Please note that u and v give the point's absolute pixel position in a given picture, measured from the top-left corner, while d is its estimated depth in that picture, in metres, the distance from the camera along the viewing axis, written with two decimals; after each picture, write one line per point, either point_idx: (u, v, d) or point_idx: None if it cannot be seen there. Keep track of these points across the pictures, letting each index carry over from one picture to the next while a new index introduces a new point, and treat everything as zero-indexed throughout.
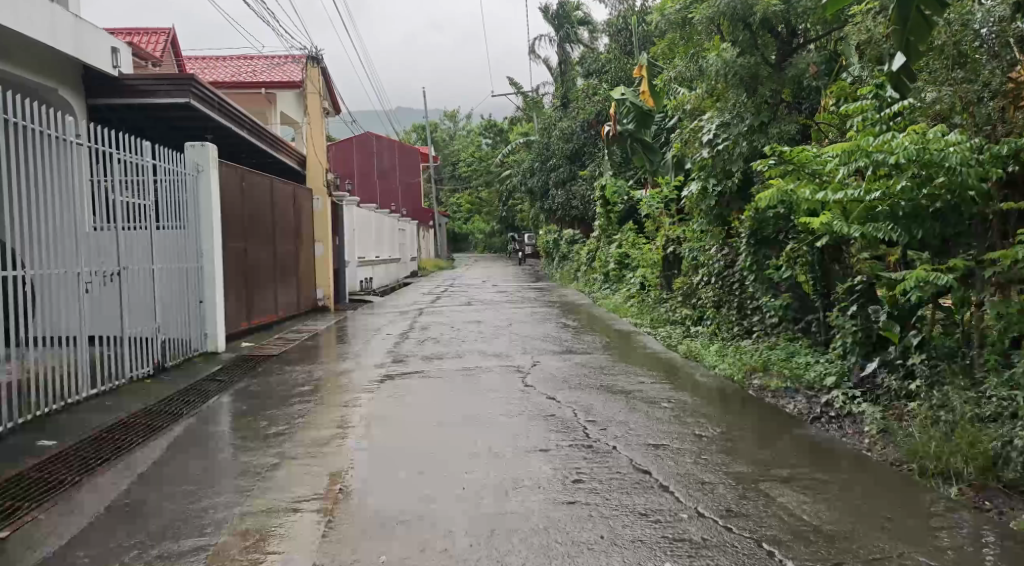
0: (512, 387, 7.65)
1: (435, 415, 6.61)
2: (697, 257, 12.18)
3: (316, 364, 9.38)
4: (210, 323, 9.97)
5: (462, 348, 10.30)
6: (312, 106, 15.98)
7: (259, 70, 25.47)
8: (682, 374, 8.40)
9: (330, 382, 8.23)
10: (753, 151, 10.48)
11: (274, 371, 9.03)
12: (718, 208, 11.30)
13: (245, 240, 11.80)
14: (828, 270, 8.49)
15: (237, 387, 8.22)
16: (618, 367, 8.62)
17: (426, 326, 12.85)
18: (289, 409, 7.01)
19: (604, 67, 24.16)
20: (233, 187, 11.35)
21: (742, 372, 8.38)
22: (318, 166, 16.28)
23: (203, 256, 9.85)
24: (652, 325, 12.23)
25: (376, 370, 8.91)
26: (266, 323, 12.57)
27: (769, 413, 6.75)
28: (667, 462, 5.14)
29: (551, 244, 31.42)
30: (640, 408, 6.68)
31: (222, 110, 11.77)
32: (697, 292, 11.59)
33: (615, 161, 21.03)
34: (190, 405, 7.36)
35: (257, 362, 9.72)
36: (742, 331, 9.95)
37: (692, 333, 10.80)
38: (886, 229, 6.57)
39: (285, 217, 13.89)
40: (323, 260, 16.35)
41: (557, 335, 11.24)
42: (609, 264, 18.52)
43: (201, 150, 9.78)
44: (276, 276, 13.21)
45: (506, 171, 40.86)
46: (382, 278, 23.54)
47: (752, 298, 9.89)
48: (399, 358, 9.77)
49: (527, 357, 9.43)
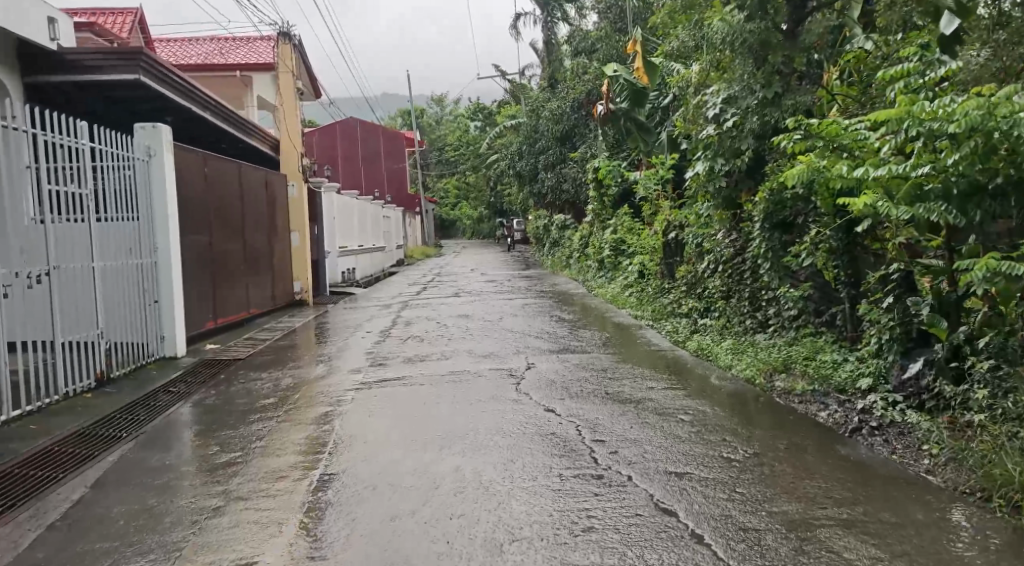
0: (504, 396, 6.69)
1: (415, 434, 5.66)
2: (702, 243, 11.23)
3: (286, 370, 8.42)
4: (167, 324, 8.99)
5: (449, 348, 9.34)
6: (284, 87, 14.97)
7: (234, 52, 24.38)
8: (694, 375, 7.43)
9: (298, 392, 7.27)
10: (765, 126, 9.52)
11: (237, 379, 8.07)
12: (727, 190, 10.29)
13: (211, 231, 10.79)
14: (856, 256, 7.65)
15: (192, 401, 7.27)
16: (621, 369, 7.69)
17: (409, 322, 11.86)
18: (247, 429, 6.06)
19: (594, 45, 23.14)
20: (196, 174, 10.33)
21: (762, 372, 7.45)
22: (293, 151, 15.26)
23: (157, 250, 8.87)
24: (654, 317, 11.30)
25: (351, 377, 7.95)
26: (235, 321, 11.57)
27: (802, 424, 5.85)
28: (696, 499, 4.22)
29: (542, 230, 30.42)
30: (653, 423, 5.76)
31: (180, 90, 10.69)
32: (703, 281, 10.68)
33: (608, 142, 20.06)
34: (134, 425, 6.39)
35: (221, 368, 8.73)
36: (757, 324, 9.03)
37: (698, 326, 9.85)
38: (938, 210, 5.60)
39: (256, 206, 12.86)
40: (299, 251, 15.33)
41: (552, 331, 10.31)
42: (603, 250, 17.52)
43: (153, 132, 8.80)
44: (246, 270, 12.20)
45: (493, 155, 39.74)
46: (366, 269, 22.51)
47: (766, 288, 8.97)
48: (379, 361, 8.82)
49: (520, 358, 8.51)
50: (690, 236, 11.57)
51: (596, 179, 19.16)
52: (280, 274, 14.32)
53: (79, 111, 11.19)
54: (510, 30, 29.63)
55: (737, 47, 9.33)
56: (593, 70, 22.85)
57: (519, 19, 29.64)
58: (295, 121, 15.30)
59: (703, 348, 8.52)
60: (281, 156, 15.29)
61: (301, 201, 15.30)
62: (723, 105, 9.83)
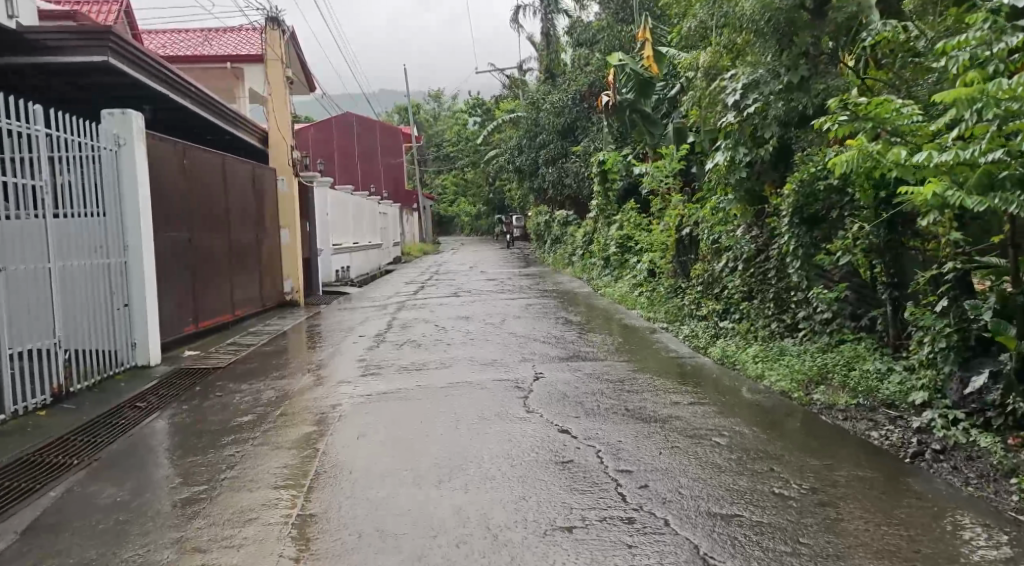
0: (511, 414, 5.92)
1: (410, 462, 4.89)
2: (720, 240, 10.43)
3: (268, 381, 7.63)
4: (139, 330, 8.25)
5: (448, 355, 8.57)
6: (273, 75, 14.19)
7: (225, 43, 23.58)
8: (725, 387, 6.62)
9: (280, 408, 6.49)
10: (791, 111, 8.71)
11: (214, 391, 7.30)
12: (748, 180, 9.46)
13: (192, 227, 10.02)
14: (900, 254, 6.89)
15: (162, 418, 6.50)
16: (640, 381, 6.90)
17: (406, 325, 11.08)
18: (217, 454, 5.28)
19: (596, 36, 22.35)
20: (173, 166, 9.55)
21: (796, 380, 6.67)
22: (283, 143, 14.46)
23: (129, 249, 8.12)
24: (669, 320, 10.53)
25: (340, 388, 7.18)
26: (218, 324, 10.79)
27: (855, 447, 5.10)
28: (753, 554, 3.49)
29: (543, 226, 29.65)
30: (685, 449, 4.97)
31: (158, 74, 9.93)
32: (721, 282, 9.94)
33: (613, 134, 19.27)
34: (91, 448, 5.64)
35: (197, 379, 7.94)
36: (787, 328, 8.27)
37: (718, 328, 9.04)
38: (1016, 201, 4.83)
39: (242, 201, 12.08)
40: (290, 248, 14.54)
41: (559, 336, 9.52)
42: (609, 247, 16.73)
43: (123, 119, 8.07)
44: (231, 268, 11.41)
45: (492, 151, 38.96)
46: (361, 267, 21.70)
47: (796, 289, 8.19)
48: (371, 370, 8.02)
49: (526, 367, 7.73)
50: (706, 231, 10.78)
51: (601, 173, 18.38)
52: (269, 272, 13.54)
53: (48, 98, 10.41)
54: (510, 21, 28.87)
55: (762, 28, 8.63)
56: (595, 61, 22.10)
57: (518, 10, 28.85)
58: (286, 112, 14.44)
59: (728, 355, 7.74)
60: (270, 148, 14.43)
61: (292, 196, 14.45)
62: (744, 90, 8.93)
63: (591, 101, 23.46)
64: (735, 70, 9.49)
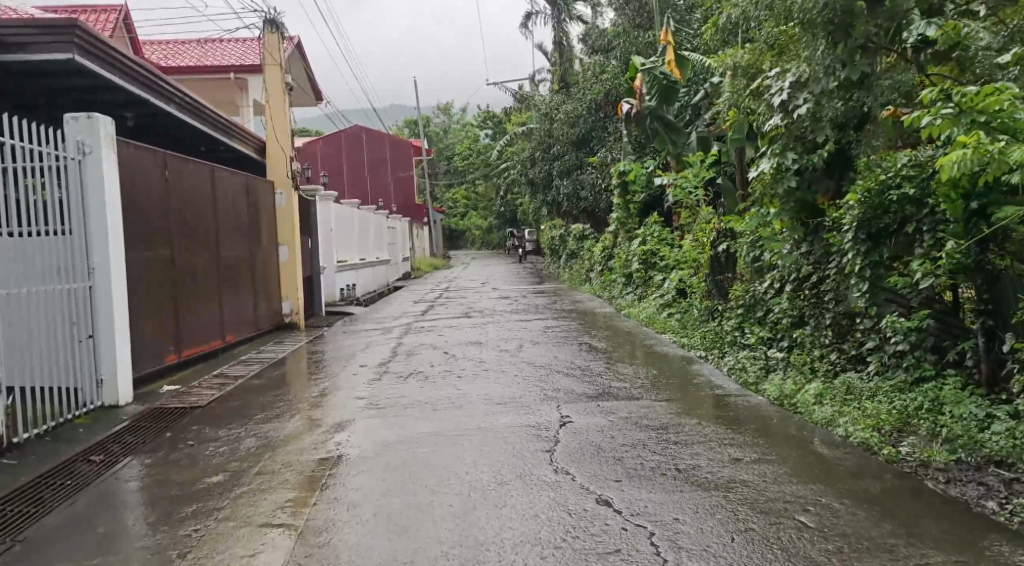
0: (536, 475, 4.87)
1: (414, 549, 3.88)
2: (762, 256, 9.34)
3: (250, 425, 6.57)
4: (106, 365, 7.22)
5: (459, 391, 7.52)
6: (270, 79, 13.19)
7: (228, 52, 22.68)
8: (791, 437, 5.52)
9: (258, 465, 5.42)
10: (849, 111, 7.61)
11: (187, 438, 6.28)
12: (799, 191, 8.28)
13: (175, 245, 9.01)
14: (997, 275, 5.87)
15: (117, 476, 5.48)
16: (688, 429, 5.80)
17: (413, 352, 10.04)
18: (171, 534, 4.26)
19: (612, 42, 21.27)
20: (154, 177, 8.58)
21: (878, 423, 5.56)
22: (281, 154, 13.45)
23: (94, 271, 7.14)
24: (705, 345, 9.46)
25: (332, 435, 6.14)
26: (207, 352, 9.77)
27: (976, 524, 4.03)
28: None
29: (557, 241, 28.61)
30: (762, 533, 3.89)
31: (135, 75, 8.93)
32: (767, 304, 8.95)
33: (632, 144, 18.16)
34: (23, 521, 4.64)
35: (170, 421, 6.89)
36: (850, 359, 7.18)
37: (768, 357, 7.89)
38: None
39: (233, 215, 11.08)
40: (289, 266, 13.52)
41: (585, 367, 8.40)
42: (631, 264, 15.65)
43: (88, 124, 7.08)
44: (221, 290, 10.39)
45: (503, 163, 37.89)
46: (367, 285, 20.62)
47: (861, 315, 7.09)
48: (371, 411, 6.94)
49: (550, 408, 6.63)
50: (745, 247, 9.64)
51: (621, 185, 17.29)
52: (266, 293, 12.53)
53: (17, 104, 9.47)
54: (520, 30, 28.00)
55: (812, 19, 7.22)
56: (610, 69, 21.03)
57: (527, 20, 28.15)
58: (284, 121, 13.45)
59: (785, 392, 6.61)
60: (267, 159, 13.44)
61: (290, 209, 13.43)
62: (793, 90, 7.86)
63: (607, 110, 22.36)
64: (781, 68, 8.43)
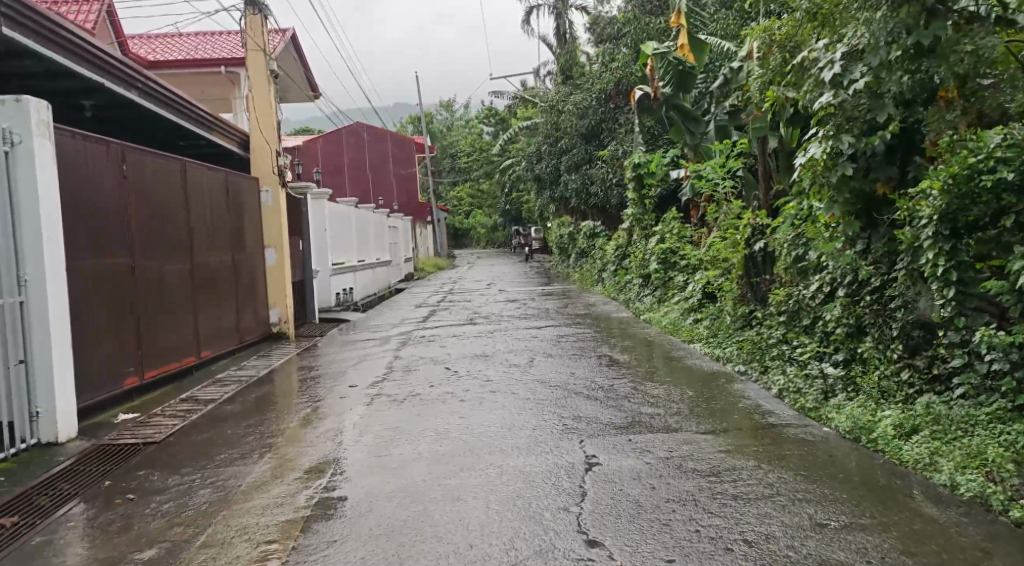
0: (562, 552, 3.75)
1: None
2: (807, 255, 8.17)
3: (211, 467, 5.43)
4: (43, 396, 6.05)
5: (462, 419, 6.38)
6: (254, 67, 12.08)
7: (219, 45, 21.58)
8: (882, 488, 4.35)
9: (208, 532, 4.30)
10: (916, 84, 6.60)
11: (132, 487, 5.16)
12: (855, 179, 7.06)
13: (136, 252, 7.87)
14: None
15: (32, 544, 4.36)
16: (745, 475, 4.65)
17: (410, 369, 8.89)
18: None
19: (621, 29, 20.05)
20: (108, 173, 7.45)
21: (992, 466, 4.40)
22: (266, 149, 12.27)
23: (27, 284, 6.01)
24: (742, 356, 8.29)
25: (306, 483, 5.01)
26: (177, 371, 8.62)
27: None
28: None
29: (566, 239, 27.44)
30: None
31: (86, 56, 7.78)
32: (817, 310, 7.77)
33: (646, 135, 16.91)
34: None
35: (119, 462, 5.76)
36: (929, 379, 6.01)
37: (824, 375, 6.71)
38: None
39: (210, 216, 9.92)
40: (278, 272, 12.37)
41: (609, 388, 7.24)
42: (648, 263, 14.49)
43: (17, 109, 5.97)
44: (195, 300, 9.23)
45: (507, 159, 36.60)
46: (366, 288, 19.50)
47: (944, 325, 5.96)
48: (358, 446, 5.80)
49: (572, 444, 5.48)
50: (785, 246, 8.46)
51: (636, 179, 16.03)
52: (250, 302, 11.38)
53: None
54: (521, 22, 26.92)
55: None
56: (621, 57, 19.76)
57: (530, 11, 26.92)
58: (270, 115, 12.29)
59: (859, 423, 5.43)
60: (252, 155, 12.26)
61: (279, 210, 12.29)
62: (845, 62, 6.68)
63: (615, 101, 21.15)
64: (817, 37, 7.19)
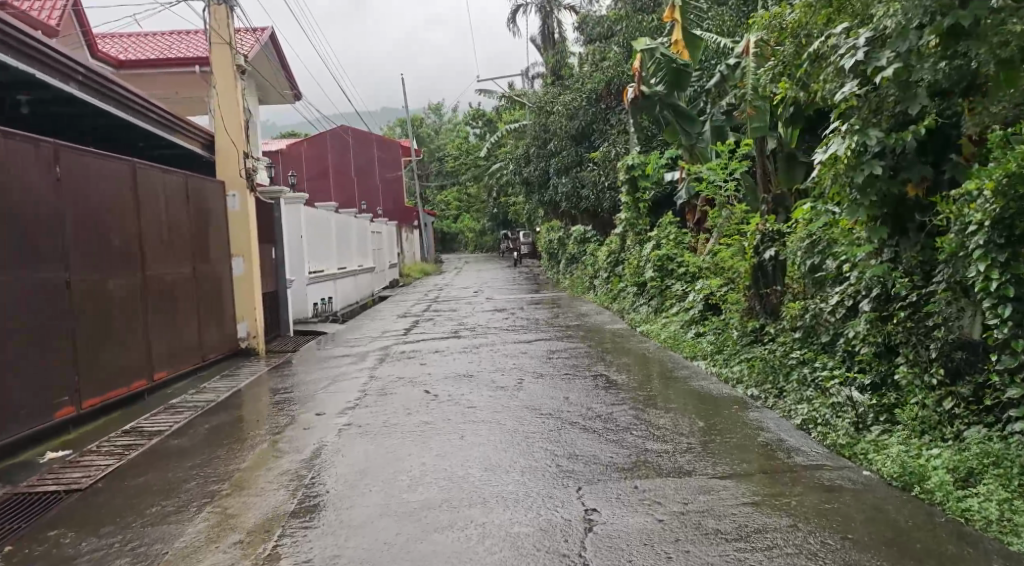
0: None
1: None
2: (824, 264, 7.33)
3: (139, 525, 4.55)
4: None
5: (439, 459, 5.50)
6: (219, 62, 11.12)
7: (195, 44, 20.61)
8: None
9: None
10: (953, 72, 5.55)
11: (36, 553, 4.27)
12: (882, 179, 6.16)
13: (73, 265, 6.97)
14: None
15: None
16: (782, 543, 3.80)
17: (385, 393, 7.98)
18: None
19: (612, 27, 19.24)
20: (36, 174, 6.56)
21: None
22: (233, 150, 11.33)
23: None
24: (754, 378, 7.43)
25: (248, 549, 4.14)
26: (123, 397, 7.72)
27: None
28: None
29: (556, 244, 26.55)
30: None
31: (15, 42, 6.79)
32: (839, 327, 6.93)
33: (640, 136, 16.06)
34: None
35: (31, 517, 4.86)
36: (979, 410, 5.20)
37: (854, 403, 5.87)
38: None
39: (165, 222, 9.03)
40: (245, 283, 11.45)
41: (607, 417, 6.37)
42: (644, 270, 13.67)
43: None
44: (147, 316, 8.33)
45: (495, 163, 35.74)
46: (347, 298, 18.59)
47: (996, 347, 5.12)
48: (316, 495, 4.92)
49: (569, 494, 4.62)
50: (798, 254, 7.63)
51: (630, 181, 15.20)
52: (214, 316, 10.49)
53: None
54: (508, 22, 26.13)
55: None
56: (612, 56, 18.92)
57: (516, 10, 26.03)
58: (237, 115, 11.33)
59: (907, 467, 4.59)
60: (218, 157, 11.36)
61: (247, 216, 11.40)
62: (869, 48, 5.76)
63: (608, 101, 20.33)
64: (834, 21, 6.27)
